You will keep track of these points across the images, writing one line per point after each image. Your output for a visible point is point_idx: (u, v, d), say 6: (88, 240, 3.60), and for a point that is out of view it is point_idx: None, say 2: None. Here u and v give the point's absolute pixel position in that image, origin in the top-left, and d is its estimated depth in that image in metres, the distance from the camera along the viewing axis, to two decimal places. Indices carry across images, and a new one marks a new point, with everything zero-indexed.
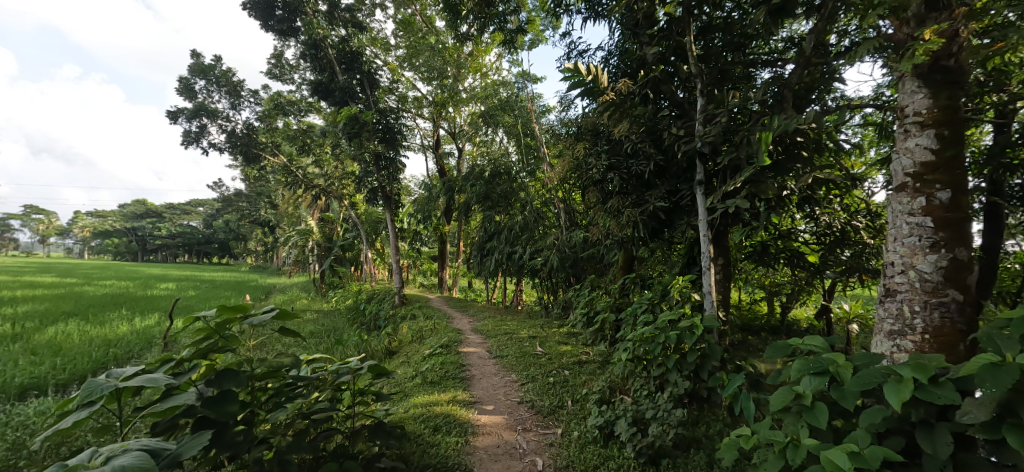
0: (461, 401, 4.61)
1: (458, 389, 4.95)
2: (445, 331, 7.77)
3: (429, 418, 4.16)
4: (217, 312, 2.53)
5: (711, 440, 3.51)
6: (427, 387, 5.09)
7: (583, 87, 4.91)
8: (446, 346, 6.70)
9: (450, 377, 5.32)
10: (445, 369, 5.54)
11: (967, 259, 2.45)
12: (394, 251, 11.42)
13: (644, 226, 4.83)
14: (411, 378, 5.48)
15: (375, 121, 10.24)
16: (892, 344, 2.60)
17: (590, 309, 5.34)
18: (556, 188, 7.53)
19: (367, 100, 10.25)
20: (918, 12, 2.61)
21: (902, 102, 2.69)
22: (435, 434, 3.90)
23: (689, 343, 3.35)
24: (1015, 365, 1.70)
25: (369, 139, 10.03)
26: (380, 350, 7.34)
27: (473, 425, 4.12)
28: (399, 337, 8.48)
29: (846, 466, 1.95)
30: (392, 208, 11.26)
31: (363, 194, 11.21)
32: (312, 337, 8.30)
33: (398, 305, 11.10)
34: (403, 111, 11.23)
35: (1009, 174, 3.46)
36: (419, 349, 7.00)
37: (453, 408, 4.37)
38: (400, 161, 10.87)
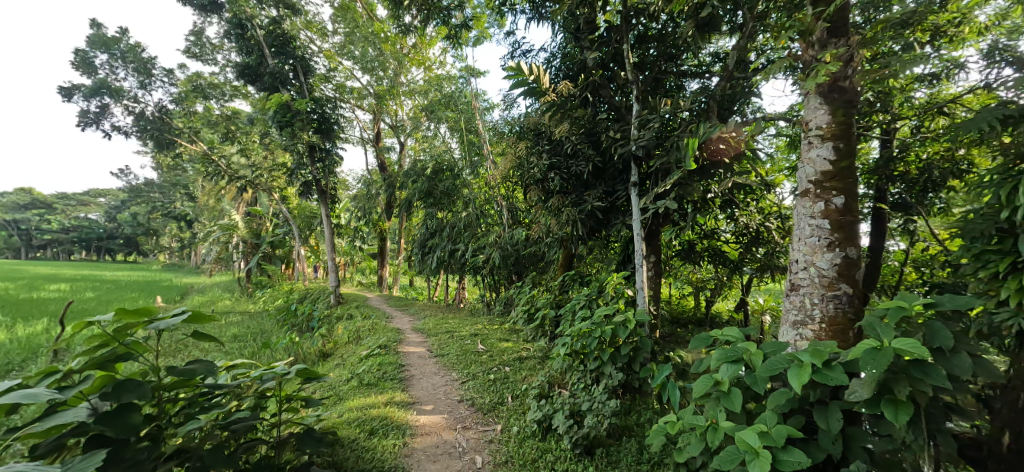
0: (399, 402, 4.54)
1: (397, 390, 4.88)
2: (384, 331, 7.60)
3: (365, 421, 4.07)
4: (116, 317, 2.33)
5: (642, 428, 3.74)
6: (363, 389, 4.96)
7: (526, 87, 4.98)
8: (385, 346, 6.56)
9: (388, 378, 5.23)
10: (383, 371, 5.43)
11: (856, 256, 2.79)
12: (330, 248, 10.95)
13: (583, 225, 5.02)
14: (346, 381, 5.32)
15: (309, 110, 9.74)
16: (795, 333, 2.89)
17: (531, 305, 5.45)
18: (499, 186, 7.60)
19: (300, 87, 9.75)
20: (818, 36, 2.92)
21: (807, 117, 2.99)
22: (371, 438, 3.82)
23: (623, 336, 3.55)
24: (890, 348, 1.96)
25: (302, 129, 9.54)
26: (312, 353, 7.03)
27: (412, 426, 4.08)
28: (333, 338, 8.17)
29: (756, 445, 2.17)
30: (327, 202, 10.80)
31: (295, 187, 10.60)
32: (235, 341, 7.78)
33: (333, 304, 10.69)
34: (340, 101, 10.78)
35: (891, 183, 3.96)
36: (355, 350, 6.79)
37: (391, 410, 4.30)
38: (336, 154, 10.44)
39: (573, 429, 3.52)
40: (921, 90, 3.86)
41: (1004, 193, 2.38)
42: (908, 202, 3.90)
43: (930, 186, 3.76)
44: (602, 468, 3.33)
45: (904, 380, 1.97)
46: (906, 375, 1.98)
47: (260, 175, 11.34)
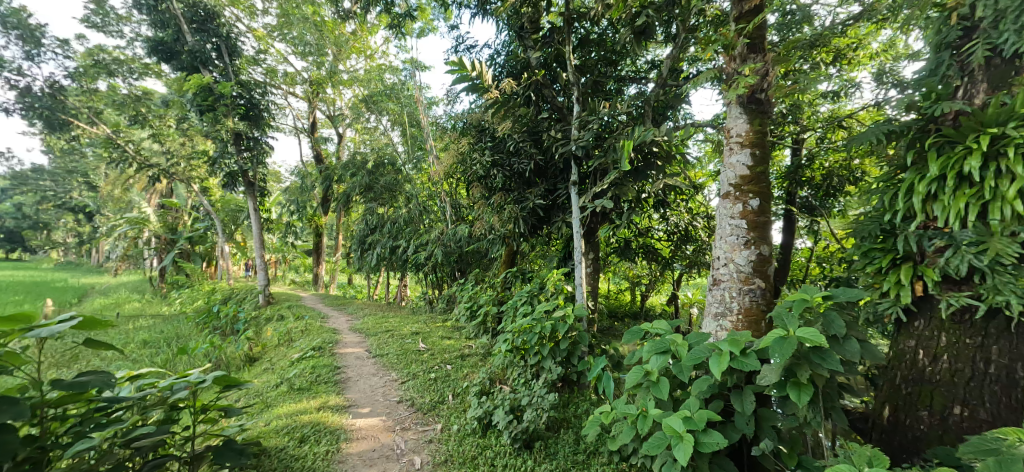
0: (333, 407, 4.39)
1: (331, 393, 4.71)
2: (318, 332, 7.30)
3: (295, 428, 3.91)
4: None
5: (580, 418, 3.89)
6: (294, 394, 4.74)
7: (468, 82, 4.88)
8: (318, 349, 6.29)
9: (322, 382, 5.03)
10: (316, 374, 5.22)
11: (769, 253, 3.06)
12: (258, 244, 10.33)
13: (524, 222, 5.11)
14: (275, 386, 5.05)
15: (235, 94, 9.10)
16: (717, 324, 3.12)
17: (473, 303, 5.46)
18: (442, 182, 7.51)
19: (224, 68, 9.10)
20: (739, 51, 3.16)
21: (728, 125, 3.24)
22: (302, 446, 3.67)
23: (562, 331, 3.68)
24: (794, 336, 2.18)
25: (226, 115, 8.91)
26: (237, 358, 6.60)
27: (346, 431, 3.97)
28: (261, 341, 7.72)
29: (680, 429, 2.33)
30: (255, 195, 10.16)
31: (217, 178, 9.74)
32: (144, 348, 7.13)
33: (261, 305, 10.10)
34: (271, 86, 10.16)
35: (800, 187, 4.38)
36: (286, 353, 6.46)
37: (324, 416, 4.16)
38: (266, 143, 9.85)
39: (513, 424, 3.57)
40: (825, 105, 4.30)
41: (888, 199, 2.71)
42: (813, 204, 4.34)
43: (832, 191, 4.20)
44: (540, 461, 3.41)
45: (805, 365, 2.20)
46: (806, 361, 2.21)
47: (175, 163, 10.45)
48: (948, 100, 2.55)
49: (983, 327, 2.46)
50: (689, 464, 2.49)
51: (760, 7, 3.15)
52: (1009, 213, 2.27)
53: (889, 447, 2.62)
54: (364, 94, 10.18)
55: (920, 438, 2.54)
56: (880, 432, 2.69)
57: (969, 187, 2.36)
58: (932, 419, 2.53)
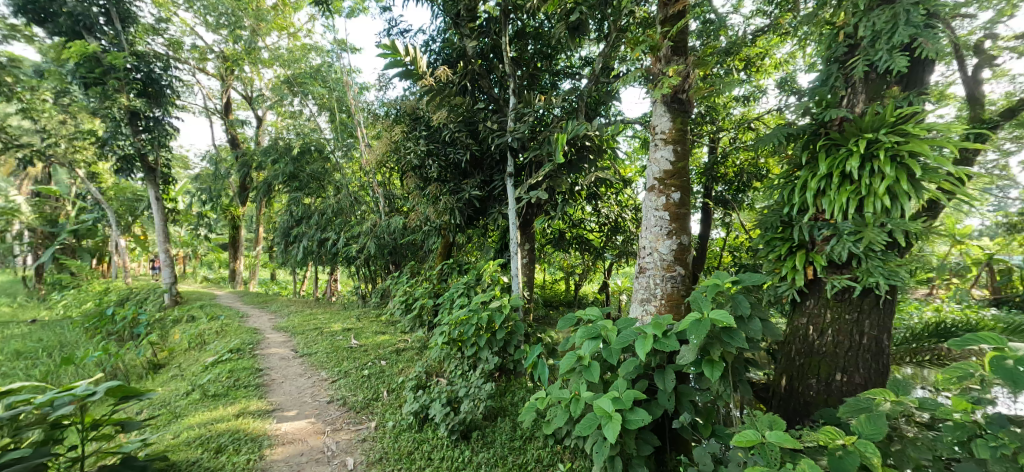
0: (254, 412, 4.18)
1: (252, 398, 4.47)
2: (236, 334, 6.82)
3: (211, 438, 3.68)
4: None
5: (516, 406, 4.01)
6: (208, 401, 4.41)
7: (401, 68, 4.87)
8: (237, 351, 5.90)
9: (241, 386, 4.74)
10: (235, 378, 4.90)
11: (687, 242, 3.32)
12: (161, 238, 9.47)
13: (460, 213, 5.12)
14: (185, 394, 4.66)
15: (130, 66, 8.25)
16: (642, 309, 3.33)
17: (408, 296, 5.38)
18: (374, 172, 7.28)
19: (115, 37, 8.18)
20: (664, 53, 3.38)
21: (654, 123, 3.47)
22: (218, 456, 3.47)
23: (499, 321, 3.76)
24: (708, 318, 2.40)
25: (120, 91, 8.00)
26: (138, 366, 6.01)
27: (270, 437, 3.80)
28: (167, 345, 7.06)
29: (609, 409, 2.48)
30: (157, 182, 9.23)
31: (109, 162, 8.76)
32: (19, 361, 6.26)
33: (167, 307, 9.22)
34: (175, 61, 9.24)
35: (715, 182, 4.79)
36: (198, 358, 5.98)
37: (244, 422, 3.95)
38: (169, 123, 9.00)
39: (450, 416, 3.60)
40: (737, 108, 4.73)
41: (787, 194, 3.05)
42: (726, 198, 4.77)
43: (742, 187, 4.64)
44: (477, 450, 3.49)
45: (717, 344, 2.44)
46: (719, 340, 2.45)
47: (56, 144, 9.20)
48: (835, 108, 2.93)
49: (859, 304, 2.86)
50: (618, 441, 2.68)
51: (683, 13, 3.40)
52: (880, 207, 2.65)
53: (786, 412, 2.97)
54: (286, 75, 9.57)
55: (810, 402, 2.91)
56: (779, 399, 3.05)
57: (851, 184, 2.73)
58: (820, 386, 2.90)
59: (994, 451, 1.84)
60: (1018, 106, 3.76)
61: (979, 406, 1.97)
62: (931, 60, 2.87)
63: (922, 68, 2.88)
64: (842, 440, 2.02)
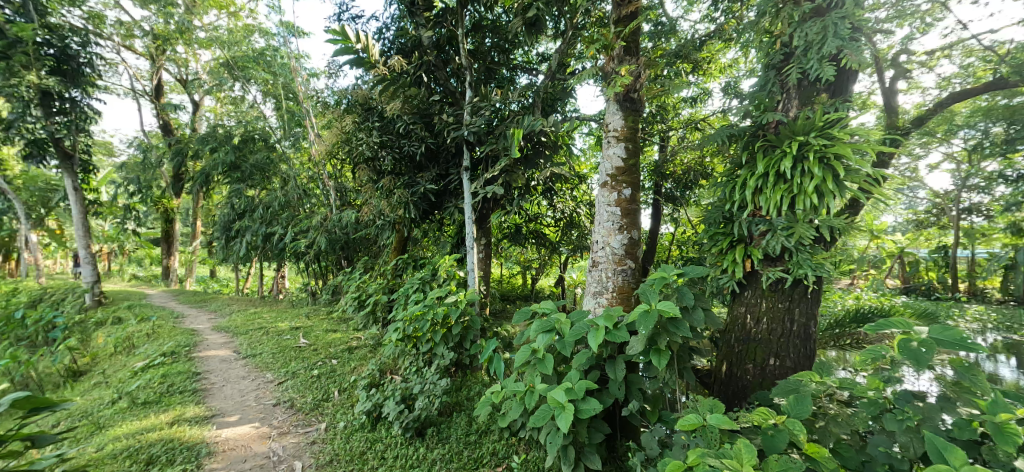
0: (190, 419, 3.96)
1: (188, 405, 4.23)
2: (170, 336, 6.40)
3: (141, 450, 3.46)
4: None
5: (472, 400, 4.03)
6: (137, 410, 4.12)
7: (352, 56, 4.73)
8: (171, 355, 5.54)
9: (175, 392, 4.46)
10: (168, 384, 4.61)
11: (637, 237, 3.45)
12: (81, 233, 8.71)
13: (415, 207, 5.06)
14: (110, 404, 4.35)
15: (41, 41, 7.52)
16: (595, 302, 3.43)
17: (361, 292, 5.16)
18: (323, 163, 7.03)
19: (23, 7, 7.41)
20: (616, 53, 3.48)
21: (607, 121, 3.58)
22: (149, 469, 3.28)
23: (454, 316, 3.76)
24: (655, 309, 2.52)
25: (29, 68, 7.27)
26: (55, 374, 5.51)
27: (208, 445, 3.63)
28: (90, 350, 6.51)
29: (562, 399, 2.56)
30: (74, 170, 8.46)
31: (18, 147, 7.94)
32: None
33: (89, 308, 8.49)
34: (95, 37, 8.50)
35: (664, 179, 4.99)
36: (125, 363, 5.56)
37: (178, 431, 3.75)
38: (88, 105, 8.28)
39: (404, 414, 3.57)
40: (685, 109, 4.96)
41: (728, 191, 3.25)
42: (675, 195, 4.99)
43: (689, 184, 4.87)
44: (433, 446, 3.48)
45: (663, 333, 2.56)
46: (665, 330, 2.57)
47: None
48: (772, 112, 3.14)
49: (790, 294, 3.09)
50: (571, 431, 2.76)
51: (635, 14, 3.52)
52: (808, 204, 2.87)
53: (726, 396, 3.17)
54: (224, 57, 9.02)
55: (747, 386, 3.12)
56: (720, 383, 3.25)
57: (784, 183, 2.93)
58: (756, 371, 3.11)
59: (901, 424, 2.06)
60: (926, 115, 4.18)
61: (889, 384, 2.19)
62: (855, 71, 3.14)
63: (846, 78, 3.14)
64: (774, 420, 2.18)
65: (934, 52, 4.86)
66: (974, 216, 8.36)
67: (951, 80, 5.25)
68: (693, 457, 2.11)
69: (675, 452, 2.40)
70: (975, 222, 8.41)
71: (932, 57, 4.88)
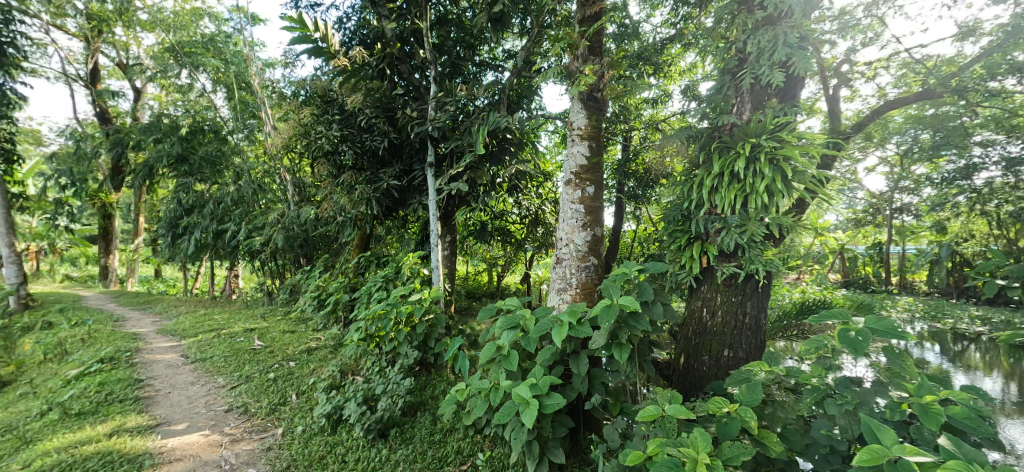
0: (132, 429, 3.74)
1: (129, 414, 3.98)
2: (108, 341, 6.00)
3: (75, 464, 3.24)
4: None
5: (437, 399, 4.01)
6: (70, 422, 3.85)
7: (310, 45, 4.58)
8: (110, 361, 5.20)
9: (115, 401, 4.19)
10: (106, 393, 4.32)
11: (600, 234, 3.53)
12: (4, 230, 8.01)
13: (378, 204, 4.97)
14: (39, 416, 4.03)
15: None
16: (559, 298, 3.48)
17: (320, 291, 4.97)
18: (280, 157, 6.77)
19: None
20: (581, 52, 3.55)
21: (571, 119, 3.64)
22: None
23: (418, 314, 3.72)
24: (616, 304, 2.59)
25: None
26: None
27: (152, 455, 3.43)
28: (16, 357, 6.00)
29: (527, 395, 2.59)
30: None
31: None
32: None
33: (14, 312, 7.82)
34: (21, 15, 7.82)
35: (626, 178, 5.12)
36: (57, 371, 5.17)
37: (118, 442, 3.53)
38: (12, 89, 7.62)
39: (366, 415, 3.51)
40: (647, 109, 5.11)
41: (687, 190, 3.38)
42: (637, 193, 5.13)
43: (650, 183, 5.01)
44: (396, 447, 3.44)
45: (624, 328, 2.63)
46: (626, 325, 2.65)
47: None
48: (727, 114, 3.30)
49: (742, 288, 3.25)
50: (535, 426, 2.79)
51: (599, 15, 3.60)
52: (760, 203, 3.02)
53: (684, 387, 3.31)
54: (169, 42, 8.51)
55: (703, 376, 3.26)
56: (678, 375, 3.38)
57: (738, 182, 3.07)
58: (711, 362, 3.25)
59: (840, 408, 2.22)
60: (864, 120, 4.49)
61: (830, 371, 2.36)
62: (803, 78, 3.33)
63: (794, 85, 3.33)
64: (727, 408, 2.30)
65: (873, 63, 5.22)
66: (904, 215, 9.03)
67: (886, 89, 5.66)
68: (652, 446, 2.20)
69: (635, 442, 2.48)
70: (905, 221, 9.11)
71: (871, 67, 5.24)
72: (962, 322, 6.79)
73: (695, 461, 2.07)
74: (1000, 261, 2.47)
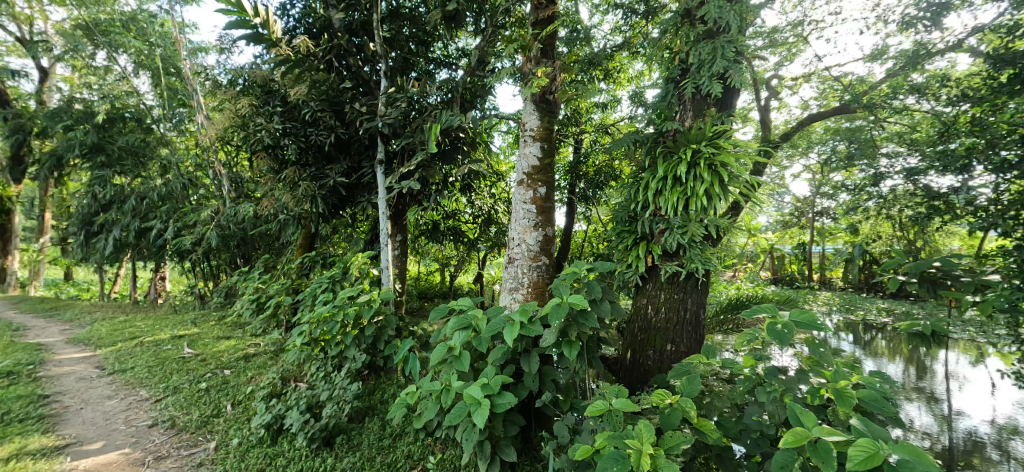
0: (34, 452, 3.36)
1: (32, 434, 3.58)
2: (6, 353, 5.35)
3: None
4: None
5: (386, 404, 3.92)
6: None
7: (250, 30, 4.32)
8: (8, 375, 4.64)
9: (14, 421, 3.75)
10: (4, 411, 3.85)
11: (551, 233, 3.60)
12: None
13: (323, 201, 4.78)
14: None
15: None
16: (511, 298, 3.50)
17: (260, 293, 4.70)
18: (215, 149, 6.33)
19: None
20: (534, 54, 3.60)
21: (524, 120, 3.68)
22: None
23: (367, 316, 3.61)
24: (567, 302, 2.65)
25: None
26: None
27: None
28: None
29: (478, 394, 2.59)
30: None
31: None
32: None
33: None
34: None
35: (577, 179, 5.25)
36: None
37: (19, 467, 3.16)
38: None
39: (309, 424, 3.37)
40: (597, 113, 5.27)
41: (634, 192, 3.53)
42: (587, 194, 5.28)
43: (600, 185, 5.17)
44: (342, 455, 3.33)
45: (574, 326, 2.70)
46: (576, 323, 2.71)
47: None
48: (671, 121, 3.47)
49: (684, 286, 3.44)
50: (486, 426, 2.80)
51: (552, 18, 3.66)
52: (700, 205, 3.19)
53: (630, 381, 3.45)
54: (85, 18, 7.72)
55: (648, 370, 3.41)
56: (625, 370, 3.52)
57: (680, 186, 3.23)
58: (656, 356, 3.41)
59: (769, 395, 2.40)
60: (792, 131, 4.88)
61: (761, 361, 2.55)
62: (739, 89, 3.55)
63: (731, 95, 3.55)
64: (669, 400, 2.42)
65: (799, 78, 5.68)
66: (824, 218, 9.89)
67: (810, 102, 6.19)
68: (600, 440, 2.28)
69: (585, 437, 2.55)
70: (825, 223, 9.98)
71: (797, 82, 5.70)
72: (871, 313, 7.56)
73: (640, 452, 2.16)
74: (902, 259, 2.77)
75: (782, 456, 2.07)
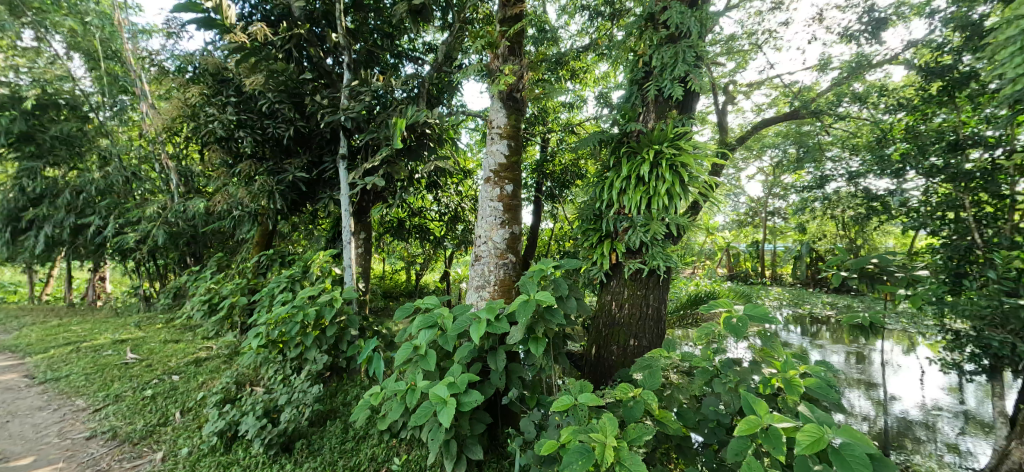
0: None
1: None
2: None
3: None
4: None
5: (348, 406, 3.82)
6: None
7: (201, 15, 4.12)
8: None
9: None
10: None
11: (518, 231, 3.62)
12: None
13: (282, 197, 4.59)
14: None
15: None
16: (477, 295, 3.49)
17: (212, 294, 4.46)
18: (162, 141, 5.96)
19: None
20: (501, 52, 3.60)
21: (491, 117, 3.69)
22: None
23: (328, 316, 3.50)
24: (533, 299, 2.66)
25: None
26: None
27: None
28: None
29: (444, 393, 2.57)
30: None
31: None
32: None
33: None
34: None
35: (543, 178, 5.29)
36: None
37: None
38: None
39: (266, 429, 3.24)
40: (564, 113, 5.33)
41: (599, 191, 3.60)
42: (553, 193, 5.33)
43: (566, 183, 5.23)
44: (301, 461, 3.22)
45: (541, 322, 2.72)
46: (542, 319, 2.73)
47: None
48: (634, 121, 3.55)
49: (647, 282, 3.53)
50: (453, 425, 2.79)
51: (520, 16, 3.68)
52: (662, 204, 3.29)
53: (595, 376, 3.52)
54: None
55: (613, 365, 3.48)
56: (590, 365, 3.58)
57: (643, 185, 3.32)
58: (620, 351, 3.50)
59: (725, 386, 2.51)
60: (748, 134, 5.10)
61: (718, 354, 2.65)
62: (699, 93, 3.67)
63: (691, 99, 3.66)
64: (633, 393, 2.48)
65: (754, 84, 5.96)
66: (774, 218, 10.41)
67: (764, 107, 6.49)
68: (566, 435, 2.31)
69: (551, 432, 2.58)
70: (776, 222, 10.51)
71: (752, 87, 5.97)
72: (817, 307, 8.03)
73: (604, 445, 2.21)
74: (844, 256, 2.96)
75: (737, 443, 2.17)
